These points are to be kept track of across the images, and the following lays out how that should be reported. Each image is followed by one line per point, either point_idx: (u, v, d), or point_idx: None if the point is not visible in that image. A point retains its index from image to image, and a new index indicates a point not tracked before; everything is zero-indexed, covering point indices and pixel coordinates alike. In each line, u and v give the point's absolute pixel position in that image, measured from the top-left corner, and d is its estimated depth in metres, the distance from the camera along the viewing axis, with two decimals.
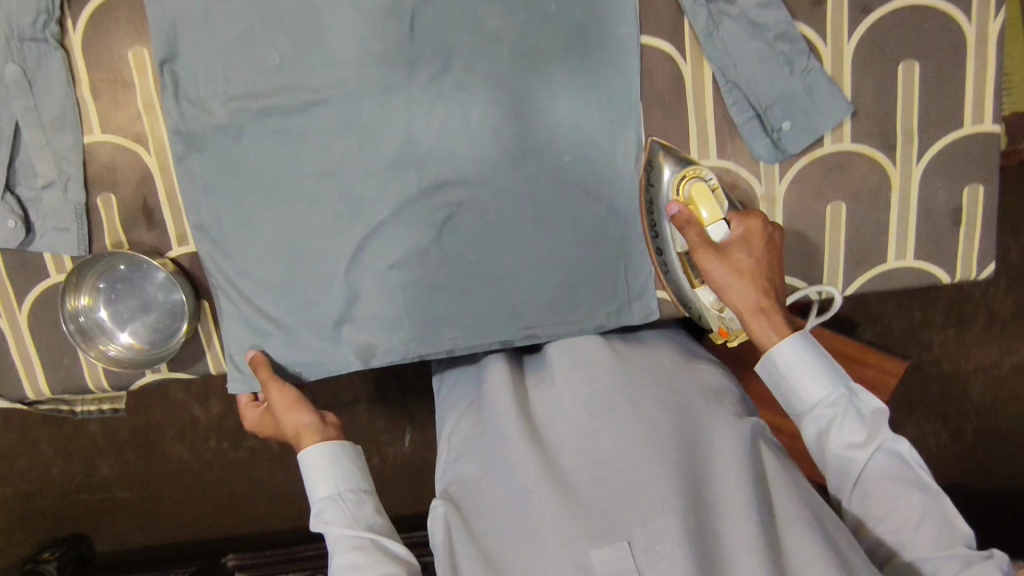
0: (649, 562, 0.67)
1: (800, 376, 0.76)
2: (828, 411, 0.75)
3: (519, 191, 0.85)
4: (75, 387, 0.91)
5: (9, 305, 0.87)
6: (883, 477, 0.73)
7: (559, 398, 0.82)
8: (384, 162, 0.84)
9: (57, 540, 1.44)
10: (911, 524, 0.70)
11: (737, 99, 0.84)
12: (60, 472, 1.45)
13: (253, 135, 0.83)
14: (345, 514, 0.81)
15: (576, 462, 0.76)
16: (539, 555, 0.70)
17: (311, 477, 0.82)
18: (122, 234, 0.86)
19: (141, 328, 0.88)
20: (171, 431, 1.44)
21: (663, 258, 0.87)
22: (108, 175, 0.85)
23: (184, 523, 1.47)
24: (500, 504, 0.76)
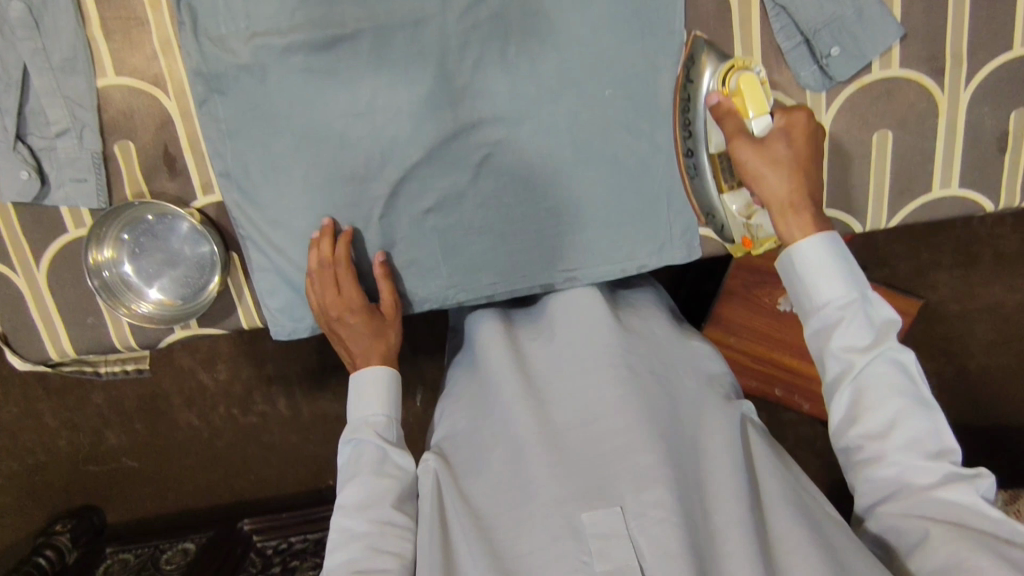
0: (640, 528, 0.67)
1: (812, 276, 0.70)
2: (837, 311, 0.69)
3: (558, 128, 0.82)
4: (101, 347, 0.88)
5: (27, 262, 0.84)
6: (881, 389, 0.67)
7: (553, 355, 0.81)
8: (416, 100, 0.80)
9: (71, 511, 1.43)
10: (899, 441, 0.66)
11: (784, 24, 0.81)
12: (69, 442, 1.42)
13: (278, 75, 0.78)
14: (389, 436, 0.81)
15: (569, 420, 0.75)
16: (529, 513, 0.70)
17: (370, 392, 0.81)
18: (143, 185, 0.82)
19: (168, 282, 0.84)
20: (182, 396, 1.40)
21: (692, 158, 0.82)
22: (125, 121, 0.80)
23: (201, 488, 1.45)
24: (491, 461, 0.75)
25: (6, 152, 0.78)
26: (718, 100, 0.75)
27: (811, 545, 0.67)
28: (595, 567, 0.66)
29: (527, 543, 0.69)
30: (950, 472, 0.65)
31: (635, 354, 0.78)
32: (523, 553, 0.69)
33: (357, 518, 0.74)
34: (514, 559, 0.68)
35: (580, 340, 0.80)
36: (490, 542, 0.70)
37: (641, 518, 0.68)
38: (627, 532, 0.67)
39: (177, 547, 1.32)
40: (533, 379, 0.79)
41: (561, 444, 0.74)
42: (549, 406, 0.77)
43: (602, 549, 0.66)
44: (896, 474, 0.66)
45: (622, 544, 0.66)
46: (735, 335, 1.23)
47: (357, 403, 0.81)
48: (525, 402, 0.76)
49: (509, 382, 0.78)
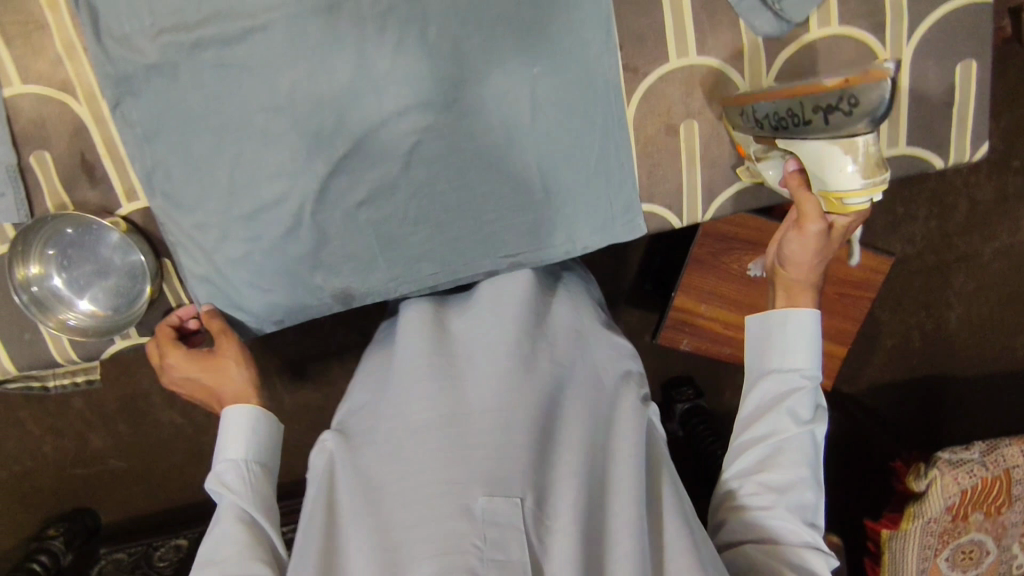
0: (538, 528, 0.70)
1: (791, 341, 0.84)
2: (800, 379, 0.83)
3: (486, 107, 0.79)
4: (44, 362, 0.86)
5: None
6: (796, 455, 0.81)
7: (479, 333, 0.81)
8: (337, 90, 0.77)
9: (59, 516, 1.43)
10: (791, 500, 0.81)
11: None
12: (53, 448, 1.41)
13: (189, 70, 0.75)
14: (246, 482, 0.80)
15: (482, 402, 0.74)
16: (422, 490, 0.69)
17: (228, 436, 0.81)
18: (63, 195, 0.79)
19: (100, 294, 0.82)
20: (163, 395, 1.41)
21: (767, 116, 0.74)
22: (38, 130, 0.77)
23: (188, 484, 1.47)
24: (386, 432, 0.75)
25: None
26: (790, 168, 0.77)
27: (692, 551, 0.75)
28: (485, 553, 0.66)
29: (416, 518, 0.68)
30: (813, 542, 0.80)
31: (557, 356, 0.81)
32: (404, 530, 0.68)
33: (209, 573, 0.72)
34: (400, 531, 0.68)
35: (502, 326, 0.80)
36: (380, 517, 0.70)
37: (540, 521, 0.71)
38: (524, 527, 0.69)
39: (170, 543, 1.32)
40: (450, 356, 0.79)
41: (471, 422, 0.73)
42: (461, 383, 0.76)
43: (496, 538, 0.66)
44: (772, 526, 0.81)
45: (518, 538, 0.68)
46: (704, 301, 1.26)
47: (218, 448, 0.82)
48: (435, 382, 0.76)
49: (427, 358, 0.78)
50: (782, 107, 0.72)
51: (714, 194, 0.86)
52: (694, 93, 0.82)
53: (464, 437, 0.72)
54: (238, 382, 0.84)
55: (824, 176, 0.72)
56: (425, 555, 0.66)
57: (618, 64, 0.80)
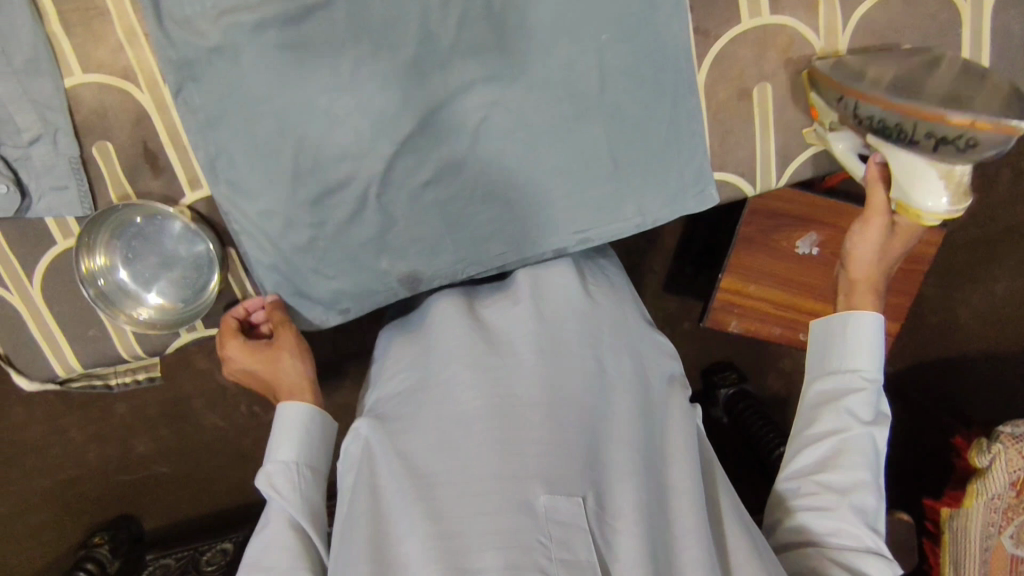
0: (603, 526, 0.70)
1: (856, 339, 0.80)
2: (860, 380, 0.79)
3: (554, 78, 0.77)
4: (109, 359, 0.86)
5: (20, 281, 0.80)
6: (859, 457, 0.76)
7: (521, 329, 0.79)
8: (401, 67, 0.75)
9: (105, 523, 1.39)
10: (852, 502, 0.75)
11: None
12: (98, 453, 1.38)
13: (252, 52, 0.73)
14: (295, 487, 0.77)
15: (534, 398, 0.73)
16: (478, 482, 0.68)
17: (281, 438, 0.78)
18: (127, 187, 0.78)
19: (166, 285, 0.81)
20: (204, 398, 1.38)
21: (868, 117, 0.71)
22: (99, 120, 0.76)
23: (230, 488, 1.44)
24: (434, 420, 0.73)
25: None
26: (874, 160, 0.76)
27: (754, 552, 0.75)
28: (552, 552, 0.65)
29: (475, 508, 0.66)
30: (875, 548, 0.75)
31: (605, 355, 0.79)
32: (462, 521, 0.66)
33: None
34: (457, 523, 0.66)
35: (547, 321, 0.79)
36: (433, 506, 0.68)
37: (603, 522, 0.70)
38: (588, 525, 0.68)
39: (216, 548, 1.30)
40: (498, 350, 0.78)
41: (526, 417, 0.72)
42: (510, 376, 0.75)
43: (562, 537, 0.66)
44: (829, 527, 0.76)
45: (584, 537, 0.67)
46: (754, 282, 1.20)
47: (270, 447, 0.78)
48: (479, 376, 0.74)
49: (473, 351, 0.77)
50: (892, 117, 0.69)
51: (788, 161, 0.84)
52: (767, 54, 0.79)
53: (517, 432, 0.70)
54: (294, 378, 0.83)
55: (908, 191, 0.71)
56: (489, 548, 0.64)
57: (688, 27, 0.77)
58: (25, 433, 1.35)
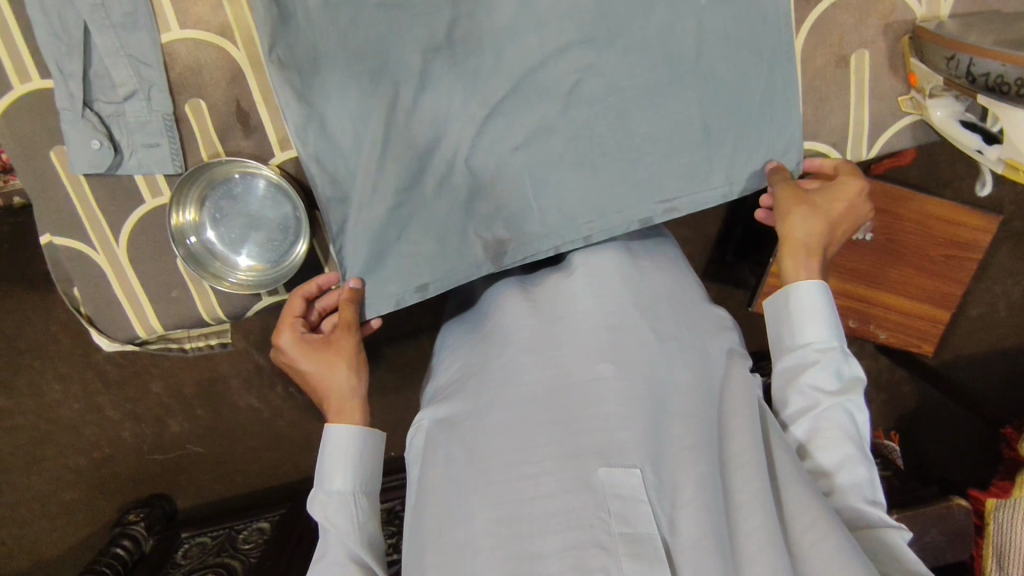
0: (665, 505, 0.65)
1: (799, 317, 0.76)
2: (813, 353, 0.75)
3: (650, 43, 0.76)
4: (187, 321, 0.86)
5: (106, 239, 0.80)
6: (836, 432, 0.73)
7: (570, 297, 0.74)
8: (497, 29, 0.75)
9: (137, 502, 1.38)
10: (844, 480, 0.72)
11: None
12: (132, 432, 1.36)
13: (351, 10, 0.73)
14: (351, 513, 0.74)
15: (591, 371, 0.69)
16: (533, 466, 0.66)
17: (332, 465, 0.75)
18: (218, 146, 0.78)
19: (253, 247, 0.80)
20: (241, 378, 1.35)
21: (984, 76, 0.68)
22: (194, 77, 0.76)
23: (265, 468, 1.42)
24: (492, 401, 0.70)
25: (74, 120, 0.73)
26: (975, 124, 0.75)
27: (824, 513, 0.66)
28: (613, 527, 0.61)
29: (535, 490, 0.64)
30: (886, 519, 0.71)
31: (665, 330, 0.74)
32: (522, 503, 0.64)
33: None
34: (518, 506, 0.64)
35: (602, 292, 0.74)
36: (490, 487, 0.66)
37: (665, 496, 0.65)
38: (649, 500, 0.64)
39: (252, 526, 1.28)
40: (553, 325, 0.73)
41: (586, 396, 0.68)
42: (566, 354, 0.71)
43: (622, 511, 0.62)
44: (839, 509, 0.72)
45: (645, 513, 0.63)
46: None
47: (321, 474, 0.75)
48: (537, 357, 0.72)
49: (527, 332, 0.73)
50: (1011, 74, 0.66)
51: (883, 128, 0.83)
52: (868, 20, 0.79)
53: (581, 411, 0.68)
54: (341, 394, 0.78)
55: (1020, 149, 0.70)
56: (548, 530, 0.62)
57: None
58: (63, 408, 1.33)
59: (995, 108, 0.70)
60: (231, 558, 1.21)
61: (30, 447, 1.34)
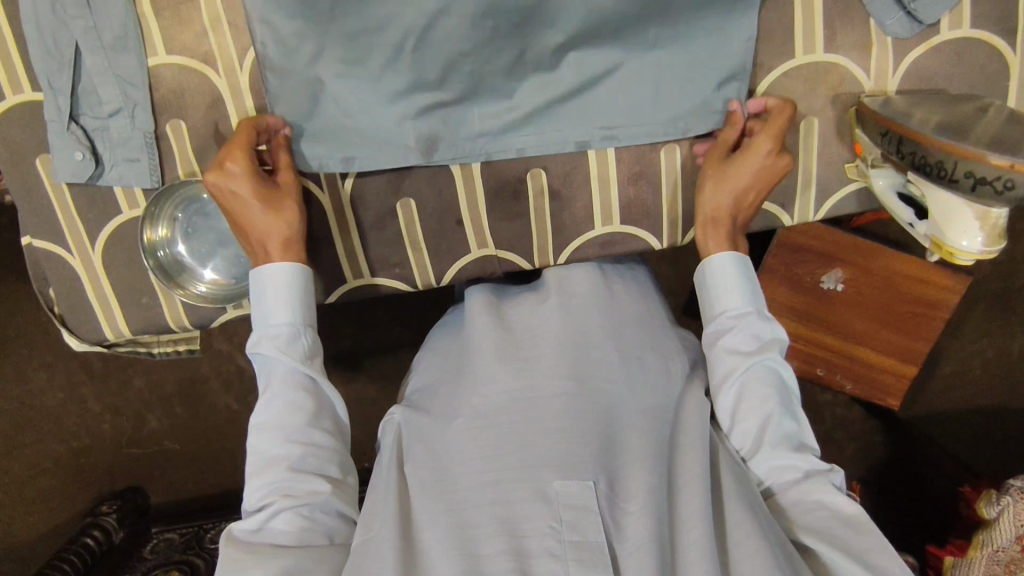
0: (615, 513, 0.68)
1: (715, 289, 0.75)
2: (727, 321, 0.75)
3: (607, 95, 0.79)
4: (156, 328, 0.89)
5: (83, 245, 0.85)
6: (753, 395, 0.72)
7: (542, 314, 0.78)
8: None
9: (111, 494, 1.40)
10: (769, 450, 0.72)
11: None
12: (111, 425, 1.40)
13: None
14: (302, 381, 0.70)
15: (551, 387, 0.72)
16: (493, 474, 0.69)
17: (273, 301, 0.70)
18: (194, 164, 0.82)
19: (221, 262, 0.83)
20: (220, 379, 1.39)
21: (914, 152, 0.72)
22: (176, 99, 0.80)
23: (234, 469, 1.43)
24: (463, 408, 0.73)
25: (60, 132, 0.78)
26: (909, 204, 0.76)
27: (758, 521, 0.67)
28: (563, 535, 0.66)
29: (490, 496, 0.68)
30: (810, 468, 0.72)
31: (631, 351, 0.76)
32: (480, 509, 0.68)
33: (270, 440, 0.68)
34: (475, 510, 0.68)
35: (572, 311, 0.77)
36: (452, 495, 0.69)
37: (614, 505, 0.69)
38: (600, 509, 0.67)
39: (220, 525, 1.29)
40: (523, 339, 0.76)
41: (546, 407, 0.71)
42: (532, 367, 0.73)
43: (574, 521, 0.66)
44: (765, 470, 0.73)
45: (595, 522, 0.66)
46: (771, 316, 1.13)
47: (259, 311, 0.70)
48: (509, 366, 0.73)
49: (497, 343, 0.75)
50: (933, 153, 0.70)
51: (830, 194, 0.84)
52: (817, 90, 0.80)
53: (540, 423, 0.70)
54: (286, 229, 0.72)
55: (942, 228, 0.71)
56: (496, 532, 0.66)
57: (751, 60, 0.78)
58: (46, 395, 1.38)
59: (921, 187, 0.73)
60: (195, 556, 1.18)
61: (8, 434, 1.38)
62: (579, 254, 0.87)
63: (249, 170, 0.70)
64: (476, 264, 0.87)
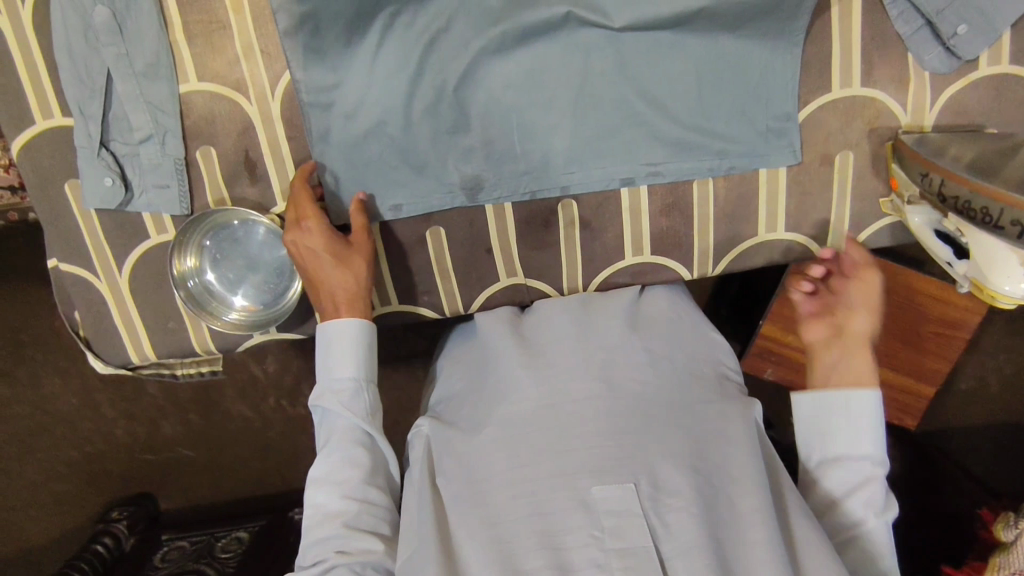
0: (658, 513, 0.64)
1: (860, 394, 0.70)
2: (868, 444, 0.70)
3: (640, 127, 0.79)
4: (181, 351, 0.89)
5: (110, 269, 0.84)
6: (873, 499, 0.68)
7: (568, 322, 0.77)
8: (498, 102, 0.78)
9: (123, 499, 1.41)
10: (878, 549, 0.68)
11: (902, 10, 0.75)
12: (125, 431, 1.39)
13: (356, 78, 0.77)
14: (360, 438, 0.72)
15: (580, 392, 0.70)
16: (524, 482, 0.66)
17: (335, 356, 0.72)
18: (224, 190, 0.81)
19: (250, 288, 0.83)
20: (235, 388, 1.37)
21: (953, 199, 0.71)
22: (206, 126, 0.79)
23: (247, 478, 1.43)
24: (494, 417, 0.71)
25: (90, 158, 0.78)
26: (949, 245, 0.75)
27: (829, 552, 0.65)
28: (607, 543, 0.62)
29: (525, 507, 0.65)
30: None
31: (672, 357, 0.75)
32: (518, 521, 0.65)
33: (329, 495, 0.70)
34: (513, 523, 0.65)
35: (602, 320, 0.77)
36: (485, 509, 0.66)
37: (657, 501, 0.64)
38: (643, 512, 0.63)
39: (231, 535, 1.29)
40: (550, 347, 0.75)
41: (574, 412, 0.69)
42: (559, 372, 0.72)
43: (615, 526, 0.62)
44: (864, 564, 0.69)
45: (638, 526, 0.62)
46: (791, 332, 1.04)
47: (325, 366, 0.73)
48: (533, 372, 0.72)
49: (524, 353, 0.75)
50: (977, 198, 0.69)
51: (861, 227, 0.84)
52: (852, 124, 0.79)
53: (568, 428, 0.68)
54: (352, 285, 0.73)
55: (984, 271, 0.71)
56: (538, 546, 0.63)
57: (788, 94, 0.78)
58: (60, 401, 1.35)
59: (961, 229, 0.72)
60: (205, 565, 1.20)
61: (22, 444, 1.38)
62: (608, 283, 0.86)
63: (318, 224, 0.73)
64: (504, 293, 0.87)
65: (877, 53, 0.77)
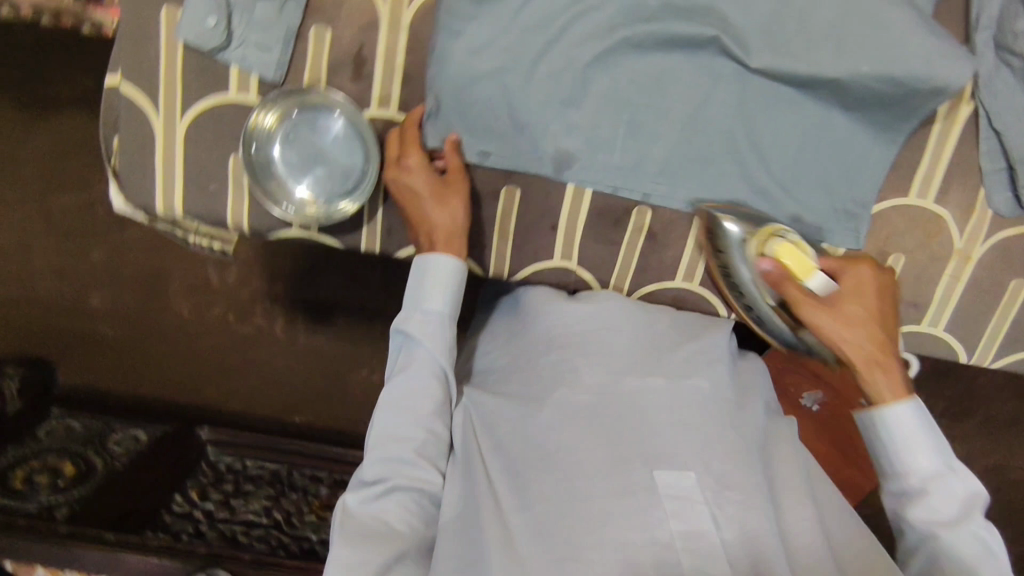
0: (717, 500, 0.66)
1: (891, 429, 0.74)
2: (911, 471, 0.73)
3: (736, 164, 0.81)
4: (211, 218, 0.84)
5: (172, 109, 0.80)
6: (943, 516, 0.71)
7: (624, 317, 0.79)
8: (619, 92, 0.79)
9: (20, 359, 1.28)
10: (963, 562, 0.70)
11: (992, 148, 0.81)
12: (49, 287, 1.30)
13: (497, 17, 0.76)
14: (436, 370, 0.75)
15: (632, 384, 0.72)
16: (583, 462, 0.67)
17: (431, 289, 0.77)
18: (323, 76, 0.79)
19: (312, 180, 0.80)
20: (183, 283, 1.29)
21: None
22: (331, 6, 0.77)
23: (166, 380, 1.32)
24: (545, 393, 0.73)
25: None
26: None
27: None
28: (670, 525, 0.63)
29: (586, 483, 0.65)
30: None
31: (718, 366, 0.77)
32: (584, 502, 0.64)
33: (401, 420, 0.73)
34: (573, 496, 0.65)
35: (654, 322, 0.81)
36: (546, 484, 0.67)
37: (719, 494, 0.66)
38: (703, 498, 0.65)
39: (129, 431, 1.21)
40: (607, 336, 0.77)
41: (636, 407, 0.70)
42: (613, 365, 0.74)
43: (676, 510, 0.64)
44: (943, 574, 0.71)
45: (700, 512, 0.64)
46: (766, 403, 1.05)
47: (417, 296, 0.77)
48: (590, 359, 0.74)
49: (577, 335, 0.77)
50: None
51: None
52: (914, 231, 0.85)
53: (634, 412, 0.70)
54: (451, 222, 0.78)
55: None
56: (597, 522, 0.63)
57: (874, 184, 0.82)
58: None
59: None
60: (94, 455, 1.15)
61: None
62: (652, 297, 0.90)
63: (418, 163, 0.77)
64: (551, 272, 0.89)
65: (957, 177, 0.83)
